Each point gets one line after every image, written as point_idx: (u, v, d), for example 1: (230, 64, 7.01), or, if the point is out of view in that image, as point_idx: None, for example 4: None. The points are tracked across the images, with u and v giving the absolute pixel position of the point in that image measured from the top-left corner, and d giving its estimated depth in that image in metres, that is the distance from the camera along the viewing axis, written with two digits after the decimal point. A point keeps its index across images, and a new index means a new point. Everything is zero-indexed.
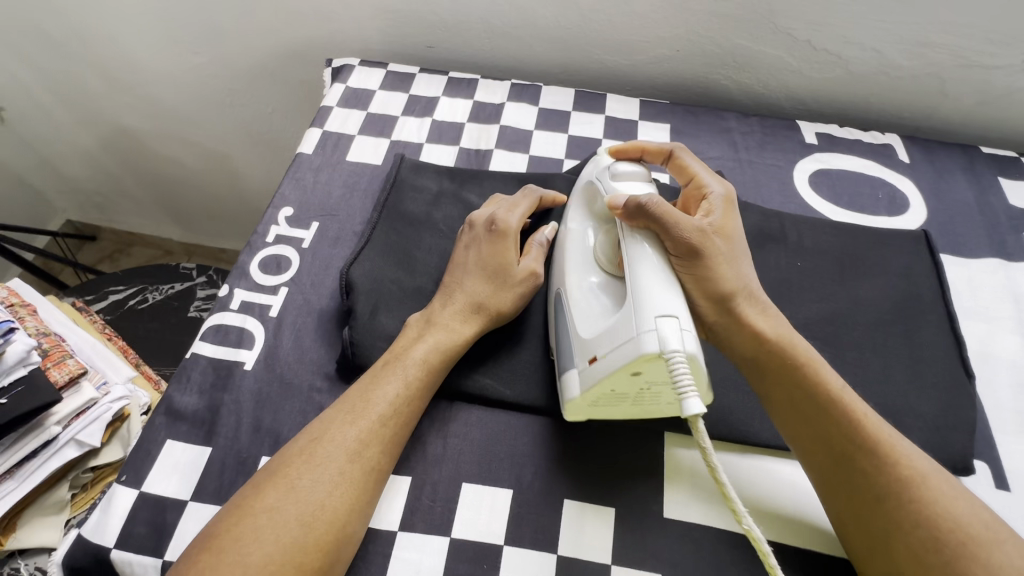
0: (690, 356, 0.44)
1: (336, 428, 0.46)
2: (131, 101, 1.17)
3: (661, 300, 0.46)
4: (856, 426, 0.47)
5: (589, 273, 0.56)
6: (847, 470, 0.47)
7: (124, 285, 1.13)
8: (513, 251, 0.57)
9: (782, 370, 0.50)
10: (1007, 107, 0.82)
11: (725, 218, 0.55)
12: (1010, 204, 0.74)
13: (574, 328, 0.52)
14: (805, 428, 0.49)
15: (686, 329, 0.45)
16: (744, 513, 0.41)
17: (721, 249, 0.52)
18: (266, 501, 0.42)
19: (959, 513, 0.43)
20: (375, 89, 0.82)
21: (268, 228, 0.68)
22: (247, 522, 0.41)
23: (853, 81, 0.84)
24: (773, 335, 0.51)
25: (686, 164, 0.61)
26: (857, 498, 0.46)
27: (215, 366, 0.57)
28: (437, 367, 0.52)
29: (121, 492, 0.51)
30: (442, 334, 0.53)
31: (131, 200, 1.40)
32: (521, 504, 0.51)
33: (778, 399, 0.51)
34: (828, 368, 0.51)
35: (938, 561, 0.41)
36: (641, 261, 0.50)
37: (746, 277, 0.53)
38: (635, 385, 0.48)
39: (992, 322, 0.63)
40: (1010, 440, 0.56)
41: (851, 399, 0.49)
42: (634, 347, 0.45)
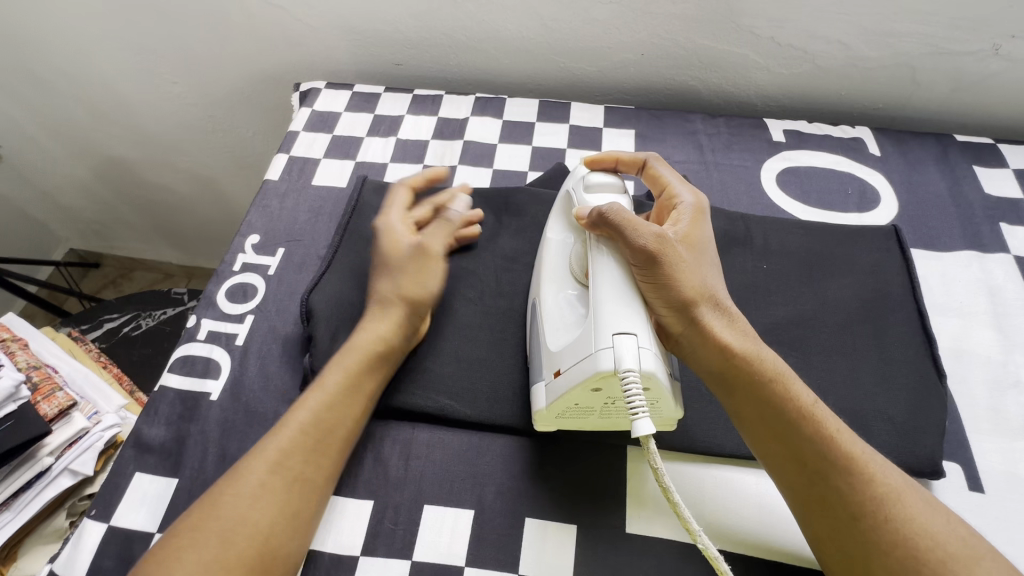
0: (646, 374, 0.44)
1: (260, 443, 0.48)
2: (117, 132, 1.19)
3: (621, 317, 0.46)
4: (829, 441, 0.44)
5: (562, 283, 0.54)
6: (818, 487, 0.43)
7: (118, 313, 1.15)
8: (396, 236, 0.59)
9: (747, 385, 0.47)
10: (982, 93, 0.81)
11: (693, 226, 0.53)
12: (985, 193, 0.73)
13: (544, 340, 0.52)
14: (776, 443, 0.45)
15: (644, 347, 0.44)
16: (697, 532, 0.41)
17: (684, 256, 0.50)
18: (190, 520, 0.44)
19: (933, 528, 0.40)
20: (341, 111, 0.83)
21: (235, 257, 0.69)
22: (172, 544, 0.42)
23: (822, 75, 0.82)
24: (739, 347, 0.48)
25: (659, 173, 0.59)
26: (831, 519, 0.42)
27: (182, 399, 0.58)
28: (358, 368, 0.52)
29: (91, 526, 0.52)
30: (358, 336, 0.54)
31: (127, 227, 1.43)
32: (482, 525, 0.51)
33: (748, 416, 0.47)
34: (799, 381, 0.48)
35: None
36: (604, 278, 0.49)
37: (712, 285, 0.51)
38: (598, 399, 0.47)
39: (967, 317, 0.62)
40: (985, 440, 0.54)
41: (823, 415, 0.45)
42: (591, 364, 0.45)
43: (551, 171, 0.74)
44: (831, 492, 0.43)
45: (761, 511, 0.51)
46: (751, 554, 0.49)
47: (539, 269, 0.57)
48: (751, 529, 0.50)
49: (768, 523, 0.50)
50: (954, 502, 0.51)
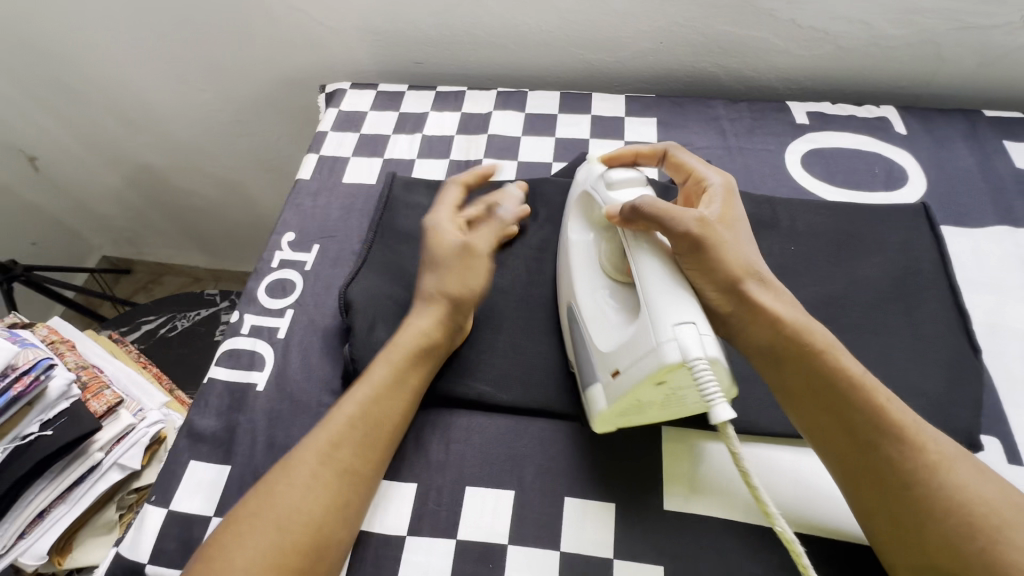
0: (712, 361, 0.44)
1: (311, 433, 0.50)
2: (148, 140, 1.23)
3: (678, 308, 0.46)
4: (879, 410, 0.44)
5: (598, 281, 0.56)
6: (870, 457, 0.44)
7: (155, 315, 1.19)
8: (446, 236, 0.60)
9: (799, 358, 0.48)
10: (1009, 67, 0.79)
11: (727, 207, 0.54)
12: (1017, 167, 0.72)
13: (592, 342, 0.52)
14: (827, 416, 0.46)
15: (706, 334, 0.44)
16: (777, 516, 0.42)
17: (724, 237, 0.51)
18: (248, 508, 0.46)
19: (986, 494, 0.41)
20: (366, 110, 0.85)
21: (273, 254, 0.71)
22: (231, 527, 0.45)
23: (844, 55, 0.82)
24: (791, 319, 0.49)
25: (681, 161, 0.60)
26: (882, 488, 0.43)
27: (231, 391, 0.61)
28: (404, 364, 0.54)
29: (151, 511, 0.54)
30: (404, 333, 0.55)
31: (157, 233, 1.48)
32: (523, 505, 0.53)
33: (800, 388, 0.47)
34: (847, 353, 0.48)
35: (973, 549, 0.39)
36: (649, 271, 0.49)
37: (754, 261, 0.52)
38: (660, 392, 0.47)
39: (1000, 292, 0.62)
40: (1023, 413, 0.54)
41: (873, 385, 0.46)
42: (656, 357, 0.44)
43: (575, 161, 0.75)
44: (882, 462, 0.43)
45: (797, 486, 0.52)
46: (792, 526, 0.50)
47: (568, 271, 0.58)
48: (790, 503, 0.51)
49: (805, 496, 0.51)
50: None
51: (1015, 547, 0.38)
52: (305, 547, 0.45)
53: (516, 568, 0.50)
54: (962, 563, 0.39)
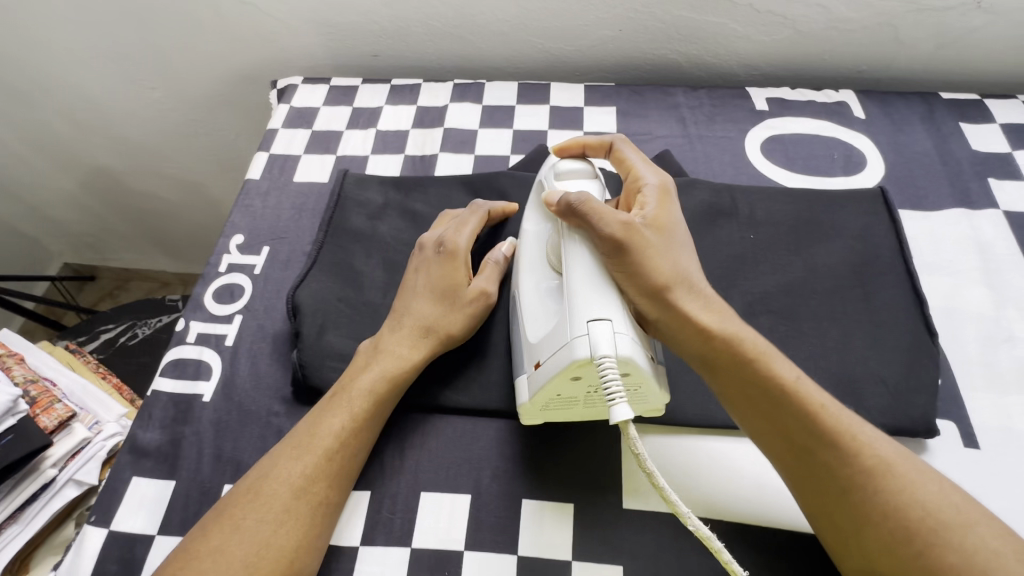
0: (622, 359, 0.43)
1: (282, 465, 0.48)
2: (100, 142, 1.18)
3: (596, 303, 0.45)
4: (814, 417, 0.44)
5: (542, 272, 0.54)
6: (809, 463, 0.43)
7: (113, 323, 1.15)
8: (464, 272, 0.57)
9: (731, 365, 0.46)
10: (965, 49, 0.79)
11: (660, 209, 0.52)
12: (973, 149, 0.72)
13: (525, 333, 0.52)
14: (766, 422, 0.45)
15: (619, 332, 0.44)
16: (684, 511, 0.39)
17: (653, 241, 0.49)
18: (211, 544, 0.44)
19: (926, 497, 0.40)
20: (319, 105, 0.83)
21: (220, 258, 0.68)
22: (192, 566, 0.43)
23: (804, 40, 0.81)
24: (719, 329, 0.47)
25: (624, 157, 0.57)
26: (822, 493, 0.43)
27: (175, 402, 0.58)
28: (386, 395, 0.52)
29: (91, 532, 0.52)
30: (390, 362, 0.53)
31: (119, 237, 1.42)
32: (479, 509, 0.51)
33: (734, 395, 0.47)
34: (781, 358, 0.47)
35: (911, 553, 0.39)
36: (577, 264, 0.48)
37: (684, 268, 0.50)
38: (580, 389, 0.47)
39: (957, 275, 0.61)
40: (979, 396, 0.54)
41: (808, 392, 0.45)
42: (567, 353, 0.45)
43: (532, 153, 0.73)
44: (819, 467, 0.43)
45: (762, 483, 0.51)
46: (755, 524, 0.49)
47: (517, 262, 0.57)
48: (755, 501, 0.50)
49: (768, 492, 0.50)
50: (950, 461, 0.51)
51: (952, 549, 0.38)
52: None
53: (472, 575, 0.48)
54: (901, 566, 0.39)
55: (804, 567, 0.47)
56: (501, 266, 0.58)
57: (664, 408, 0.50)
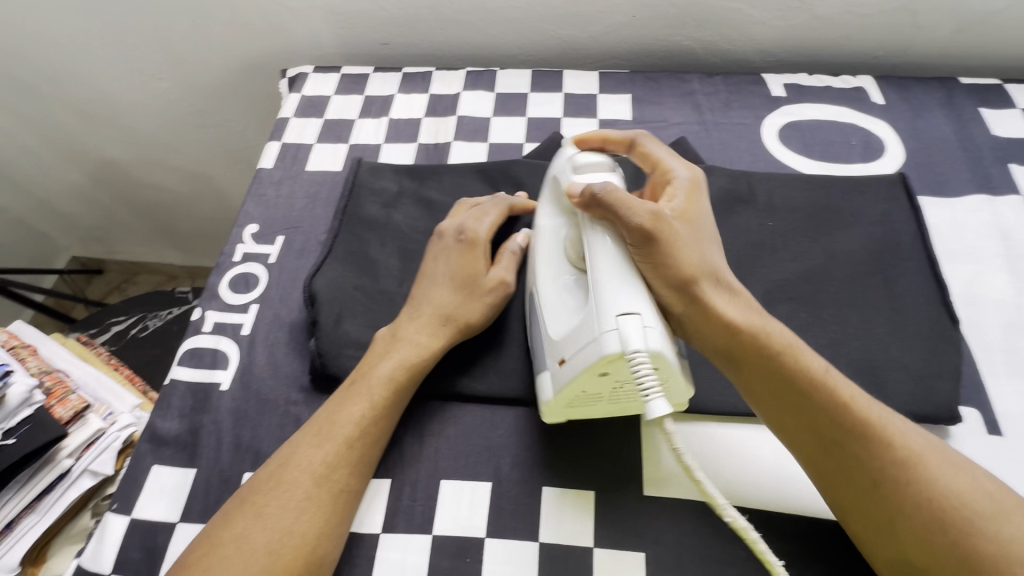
0: (654, 353, 0.42)
1: (302, 452, 0.48)
2: (108, 133, 1.17)
3: (622, 297, 0.44)
4: (843, 409, 0.43)
5: (559, 268, 0.53)
6: (838, 455, 0.43)
7: (124, 315, 1.15)
8: (482, 260, 0.56)
9: (758, 360, 0.46)
10: (985, 32, 0.78)
11: (689, 202, 0.52)
12: (994, 135, 0.71)
13: (546, 331, 0.50)
14: (794, 416, 0.45)
15: (649, 325, 0.43)
16: (723, 503, 0.40)
17: (681, 234, 0.49)
18: (233, 531, 0.44)
19: (961, 486, 0.40)
20: (330, 94, 0.82)
21: (234, 248, 0.68)
22: (216, 553, 0.43)
23: (820, 25, 0.80)
24: (745, 323, 0.47)
25: (648, 151, 0.56)
26: (850, 484, 0.43)
27: (193, 391, 0.58)
28: (404, 384, 0.52)
29: (113, 519, 0.52)
30: (410, 350, 0.53)
31: (127, 230, 1.41)
32: (500, 496, 0.51)
33: (760, 393, 0.47)
34: (808, 350, 0.47)
35: (945, 543, 0.39)
36: (602, 260, 0.47)
37: (712, 261, 0.49)
38: (606, 384, 0.46)
39: (979, 261, 0.61)
40: (1002, 382, 0.54)
41: (836, 381, 0.45)
42: (596, 348, 0.43)
43: (546, 141, 0.72)
44: (851, 460, 0.43)
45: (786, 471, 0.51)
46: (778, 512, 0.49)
47: (533, 258, 0.56)
48: (778, 489, 0.50)
49: (790, 480, 0.50)
50: (974, 447, 0.50)
51: (988, 539, 0.38)
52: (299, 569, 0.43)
53: (495, 561, 0.49)
54: (936, 556, 0.39)
55: (829, 553, 0.47)
56: (517, 256, 0.58)
57: (689, 401, 0.49)
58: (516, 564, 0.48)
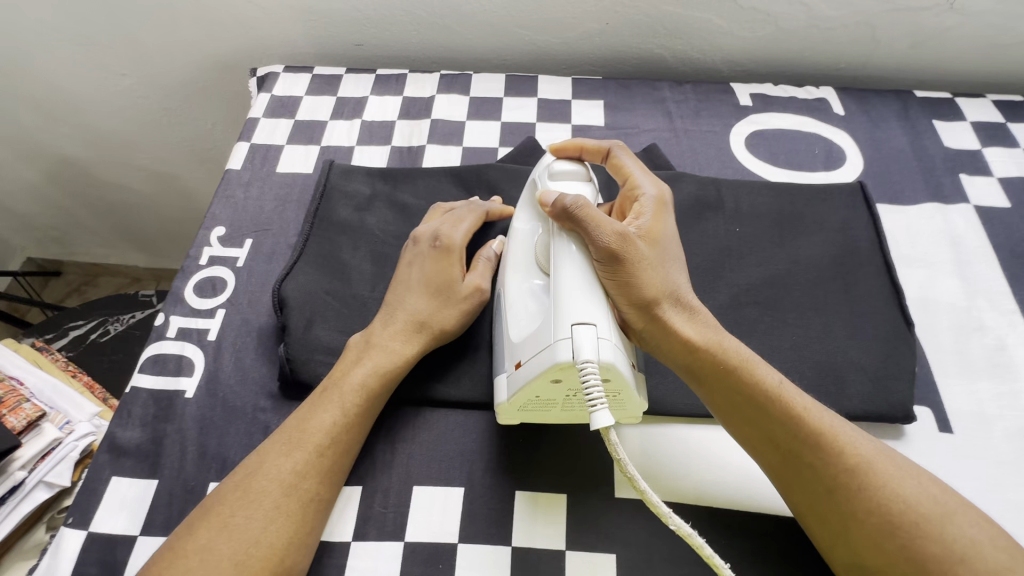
0: (604, 365, 0.43)
1: (272, 461, 0.47)
2: (66, 130, 1.13)
3: (583, 308, 0.45)
4: (798, 420, 0.45)
5: (525, 272, 0.53)
6: (793, 464, 0.45)
7: (83, 320, 1.10)
8: (458, 265, 0.56)
9: (717, 375, 0.48)
10: (938, 48, 0.82)
11: (655, 221, 0.52)
12: (945, 146, 0.74)
13: (508, 329, 0.51)
14: (752, 428, 0.46)
15: (603, 338, 0.44)
16: (667, 513, 0.40)
17: (646, 253, 0.49)
18: (198, 542, 0.43)
19: (909, 493, 0.42)
20: (301, 94, 0.81)
21: (201, 251, 0.66)
22: (179, 564, 0.42)
23: (786, 37, 0.82)
24: (704, 341, 0.48)
25: (621, 164, 0.57)
26: (806, 489, 0.44)
27: (156, 399, 0.56)
28: (377, 391, 0.51)
29: (69, 534, 0.50)
30: (382, 357, 0.52)
31: (86, 230, 1.35)
32: (473, 501, 0.51)
33: (721, 404, 0.48)
34: (764, 364, 0.48)
35: (895, 545, 0.40)
36: (565, 270, 0.48)
37: (674, 281, 0.50)
38: (559, 391, 0.47)
39: (931, 266, 0.64)
40: (952, 382, 0.57)
41: (791, 395, 0.46)
42: (549, 355, 0.44)
43: (520, 145, 0.72)
44: (806, 468, 0.44)
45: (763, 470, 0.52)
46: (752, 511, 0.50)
47: (504, 261, 0.56)
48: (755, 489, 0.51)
49: (757, 479, 0.52)
50: (925, 444, 0.53)
51: (936, 541, 0.39)
52: None
53: (467, 567, 0.48)
54: (886, 556, 0.40)
55: (793, 548, 0.48)
56: (492, 262, 0.58)
57: (642, 414, 0.50)
58: (488, 568, 0.48)
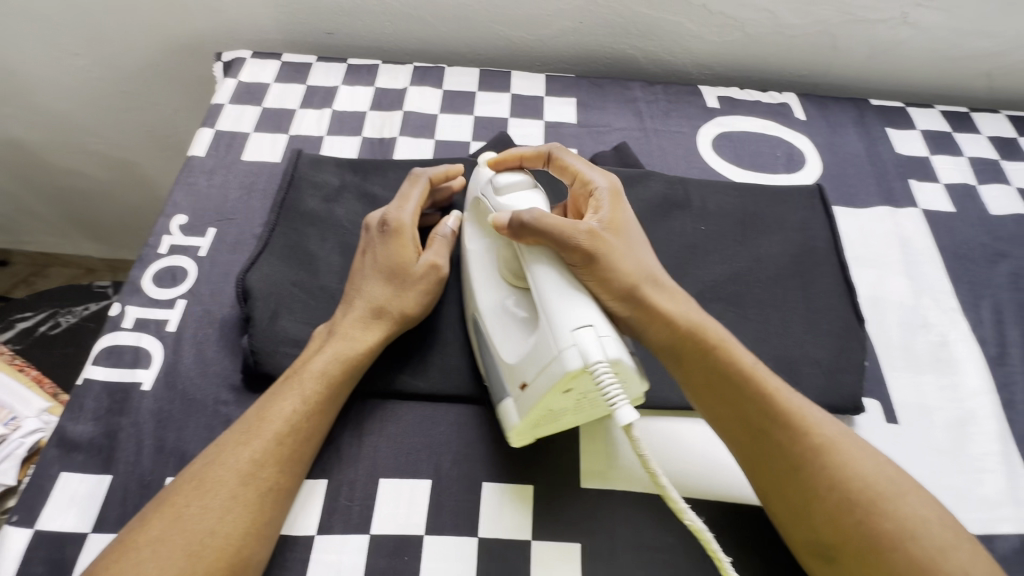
0: (614, 362, 0.43)
1: (228, 451, 0.46)
2: (15, 111, 1.07)
3: (574, 311, 0.45)
4: (769, 399, 0.47)
5: (498, 290, 0.53)
6: (766, 444, 0.46)
7: (31, 312, 1.05)
8: (412, 248, 0.56)
9: (696, 355, 0.49)
10: (892, 59, 0.86)
11: (614, 211, 0.53)
12: (897, 152, 0.78)
13: (499, 352, 0.50)
14: (728, 409, 0.48)
15: (604, 335, 0.44)
16: (684, 509, 0.41)
17: (614, 243, 0.51)
18: (150, 534, 0.42)
19: (866, 471, 0.45)
20: (269, 81, 0.79)
21: (160, 239, 0.64)
22: (130, 557, 0.40)
23: (752, 43, 0.85)
24: (684, 321, 0.50)
25: (565, 163, 0.57)
26: (774, 469, 0.46)
27: (110, 392, 0.54)
28: (339, 378, 0.50)
29: (13, 533, 0.48)
30: (341, 345, 0.51)
31: (37, 217, 1.28)
32: (440, 493, 0.51)
33: (696, 385, 0.49)
34: (739, 346, 0.50)
35: (852, 521, 0.43)
36: (541, 272, 0.48)
37: (648, 265, 0.52)
38: (570, 399, 0.47)
39: (882, 266, 0.67)
40: (899, 375, 0.60)
41: (763, 374, 0.48)
42: (558, 366, 0.44)
43: (492, 140, 0.73)
44: (774, 448, 0.46)
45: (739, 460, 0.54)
46: (723, 502, 0.52)
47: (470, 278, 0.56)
48: (732, 481, 0.53)
49: (716, 468, 0.53)
50: (872, 433, 0.56)
51: (889, 517, 0.42)
52: (219, 567, 0.41)
53: (434, 558, 0.48)
54: (846, 534, 0.43)
55: (749, 535, 0.50)
56: (448, 240, 0.58)
57: (644, 393, 0.48)
58: (455, 559, 0.49)
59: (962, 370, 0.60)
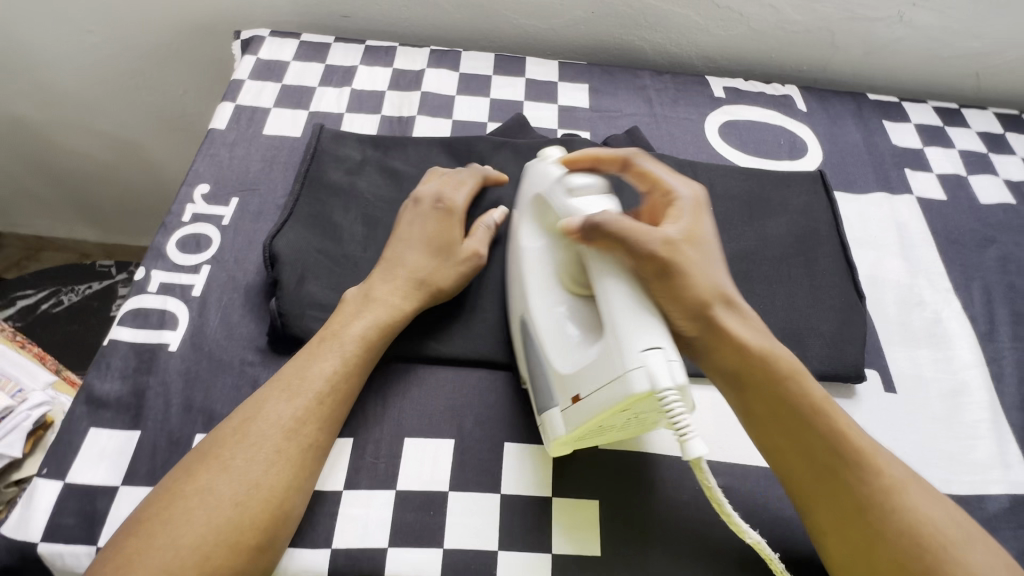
0: (681, 387, 0.42)
1: (271, 405, 0.47)
2: (20, 87, 1.06)
3: (642, 331, 0.43)
4: (842, 438, 0.47)
5: (556, 296, 0.52)
6: (830, 478, 0.46)
7: (33, 289, 1.04)
8: (458, 228, 0.58)
9: (769, 383, 0.49)
10: (887, 57, 0.90)
11: (694, 223, 0.52)
12: (893, 144, 0.82)
13: (550, 361, 0.50)
14: (794, 440, 0.48)
15: (674, 359, 0.42)
16: (746, 528, 0.44)
17: (691, 261, 0.49)
18: (197, 483, 0.43)
19: (938, 521, 0.44)
20: (288, 60, 0.80)
21: (183, 207, 0.65)
22: (179, 504, 0.42)
23: (755, 37, 0.89)
24: (756, 347, 0.49)
25: (646, 170, 0.55)
26: (834, 504, 0.46)
27: (138, 351, 0.55)
28: (378, 342, 0.52)
29: (43, 485, 0.48)
30: (383, 311, 0.53)
31: (32, 198, 1.27)
32: (463, 452, 0.53)
33: (758, 410, 0.49)
34: (810, 376, 0.50)
35: (919, 566, 0.42)
36: (613, 289, 0.45)
37: (724, 285, 0.50)
38: (624, 416, 0.46)
39: (881, 248, 0.70)
40: (897, 348, 0.63)
41: (834, 411, 0.48)
42: (621, 387, 0.42)
43: (509, 122, 0.74)
44: (842, 484, 0.46)
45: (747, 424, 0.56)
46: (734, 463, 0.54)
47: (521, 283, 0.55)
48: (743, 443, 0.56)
49: (725, 432, 0.56)
50: (872, 402, 0.59)
51: (958, 565, 0.42)
52: (263, 515, 0.43)
53: (458, 513, 0.50)
54: None
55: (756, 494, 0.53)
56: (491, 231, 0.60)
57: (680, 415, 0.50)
58: (478, 515, 0.50)
59: (956, 345, 0.64)
